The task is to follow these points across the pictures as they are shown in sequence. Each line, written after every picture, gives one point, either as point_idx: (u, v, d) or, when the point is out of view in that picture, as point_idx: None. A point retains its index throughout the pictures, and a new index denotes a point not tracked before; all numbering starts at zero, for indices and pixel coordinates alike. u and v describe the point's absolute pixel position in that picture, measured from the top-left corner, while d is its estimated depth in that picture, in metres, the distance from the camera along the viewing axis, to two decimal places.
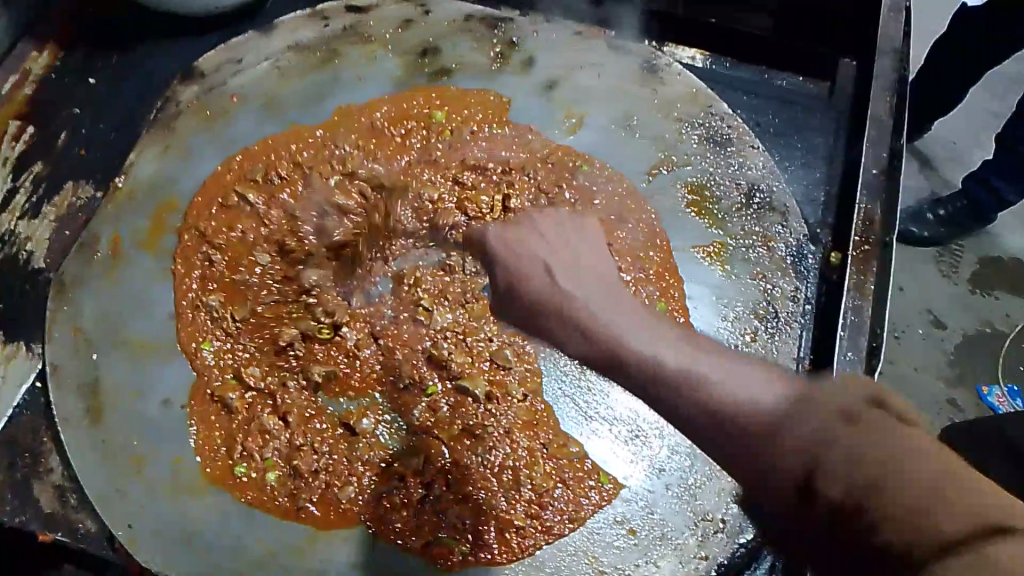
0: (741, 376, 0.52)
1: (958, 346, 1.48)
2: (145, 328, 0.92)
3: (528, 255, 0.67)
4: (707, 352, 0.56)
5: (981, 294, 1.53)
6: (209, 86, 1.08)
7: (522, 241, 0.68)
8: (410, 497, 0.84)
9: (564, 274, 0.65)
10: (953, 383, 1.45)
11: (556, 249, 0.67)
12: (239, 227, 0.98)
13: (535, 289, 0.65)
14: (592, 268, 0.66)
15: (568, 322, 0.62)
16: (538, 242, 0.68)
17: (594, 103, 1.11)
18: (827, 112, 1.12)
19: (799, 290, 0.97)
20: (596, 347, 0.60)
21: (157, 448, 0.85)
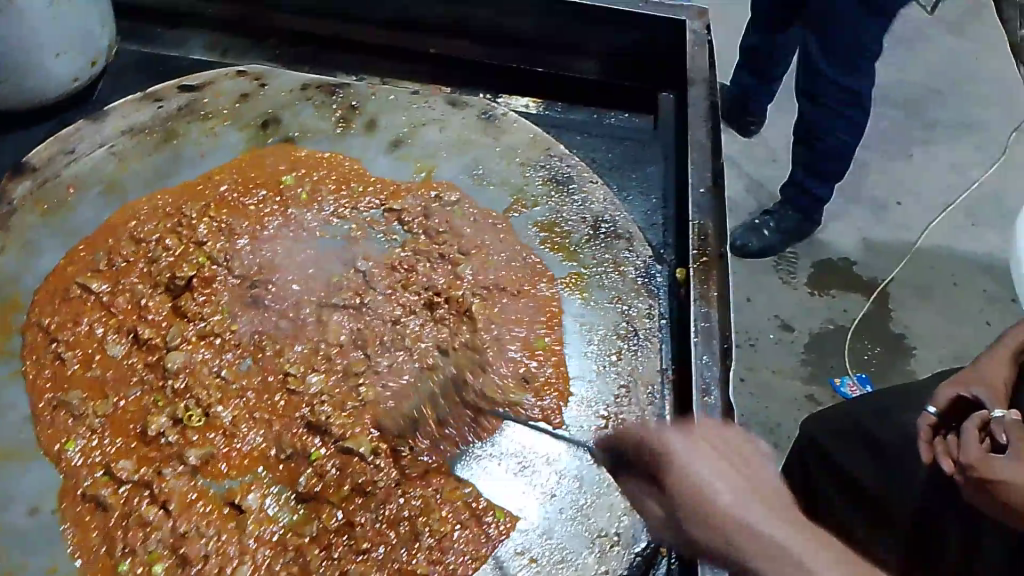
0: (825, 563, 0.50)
1: (808, 346, 1.58)
2: (3, 433, 0.88)
3: (700, 475, 0.58)
4: (801, 527, 0.53)
5: (824, 295, 1.65)
6: (43, 178, 1.05)
7: (679, 447, 0.60)
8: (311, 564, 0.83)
9: (718, 472, 0.58)
10: (810, 379, 1.54)
11: (716, 459, 0.59)
12: (91, 318, 0.98)
13: (688, 496, 0.57)
14: (737, 458, 0.60)
15: (772, 564, 0.52)
16: (698, 447, 0.60)
17: (441, 158, 1.16)
18: (657, 143, 1.21)
19: (655, 309, 1.03)
20: (683, 490, 0.58)
21: (27, 557, 0.80)
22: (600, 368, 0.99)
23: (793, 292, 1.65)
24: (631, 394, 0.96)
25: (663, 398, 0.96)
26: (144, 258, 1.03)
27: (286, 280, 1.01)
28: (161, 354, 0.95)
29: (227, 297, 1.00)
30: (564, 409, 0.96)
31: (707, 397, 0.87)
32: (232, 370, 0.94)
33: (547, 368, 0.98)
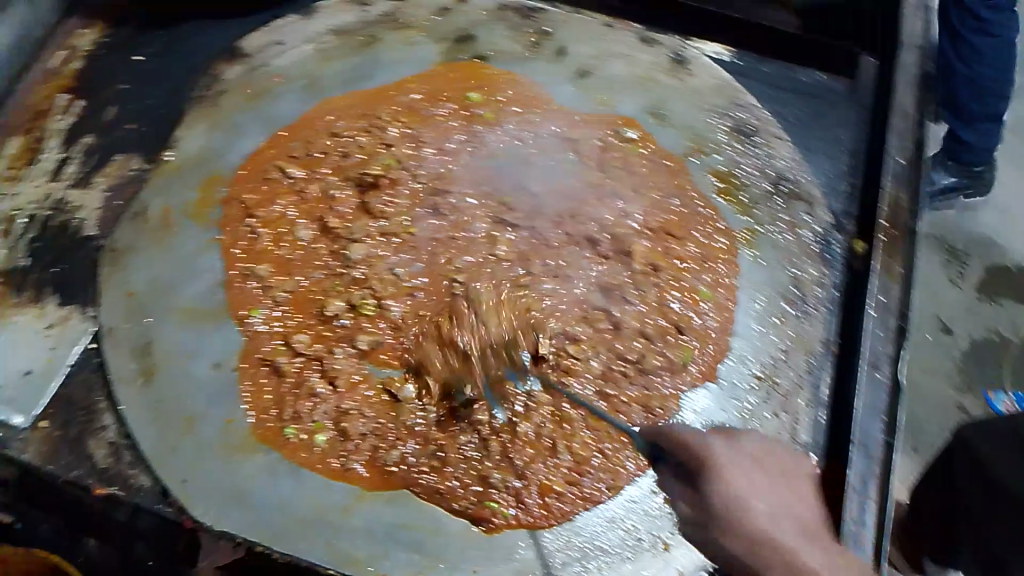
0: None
1: (965, 352, 1.55)
2: (196, 292, 0.95)
3: (740, 491, 0.73)
4: (804, 536, 0.73)
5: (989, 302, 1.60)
6: (253, 65, 1.13)
7: (751, 496, 0.73)
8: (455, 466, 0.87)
9: (767, 514, 0.73)
10: (962, 389, 1.51)
11: (765, 491, 0.74)
12: (283, 201, 1.02)
13: (743, 532, 0.72)
14: (777, 496, 0.74)
15: (769, 549, 0.71)
16: (737, 479, 0.73)
17: (628, 93, 1.15)
18: (853, 105, 1.16)
19: (826, 278, 1.01)
20: (742, 528, 0.72)
21: (208, 408, 0.89)
22: (761, 326, 0.98)
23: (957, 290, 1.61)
24: (790, 355, 0.96)
25: (821, 366, 0.96)
26: (333, 152, 1.06)
27: (464, 194, 1.04)
28: (342, 245, 0.99)
29: (410, 203, 1.03)
30: (721, 361, 0.96)
31: (875, 373, 0.85)
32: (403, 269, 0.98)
33: (710, 319, 0.98)
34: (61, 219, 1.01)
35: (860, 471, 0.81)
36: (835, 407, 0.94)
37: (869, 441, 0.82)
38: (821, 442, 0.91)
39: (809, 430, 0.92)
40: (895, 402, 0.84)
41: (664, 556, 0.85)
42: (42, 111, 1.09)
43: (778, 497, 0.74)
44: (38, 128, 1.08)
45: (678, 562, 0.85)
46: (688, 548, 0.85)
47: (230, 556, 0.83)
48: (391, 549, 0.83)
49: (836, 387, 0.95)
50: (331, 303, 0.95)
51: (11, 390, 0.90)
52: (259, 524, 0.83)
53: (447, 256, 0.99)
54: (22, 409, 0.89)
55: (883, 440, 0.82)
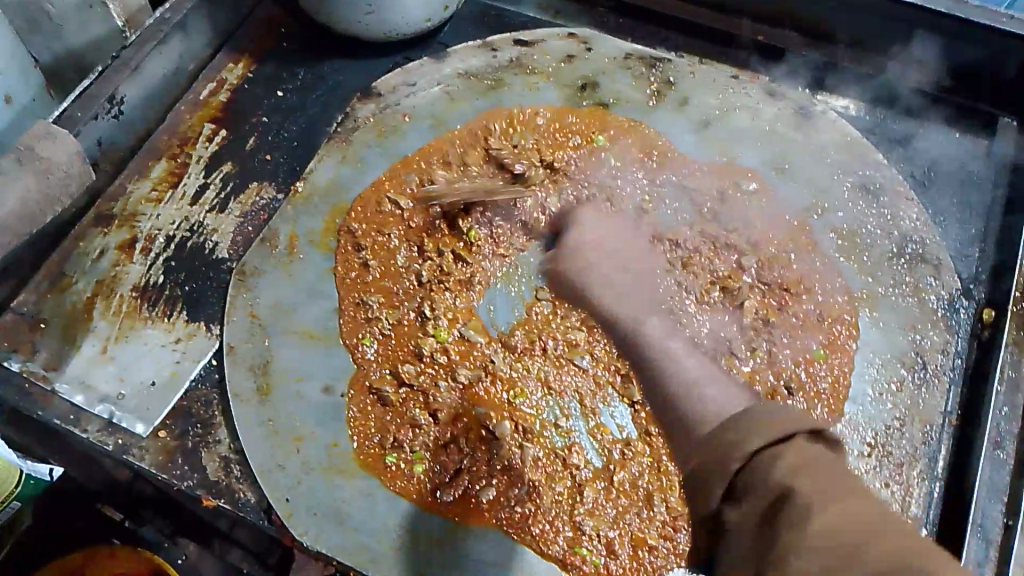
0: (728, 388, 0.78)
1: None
2: (313, 318, 0.99)
3: (576, 234, 0.94)
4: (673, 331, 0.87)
5: None
6: (386, 104, 1.16)
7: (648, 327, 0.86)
8: (547, 509, 0.87)
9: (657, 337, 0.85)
10: None
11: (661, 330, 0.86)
12: (401, 235, 1.06)
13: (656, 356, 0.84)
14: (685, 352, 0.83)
15: (606, 292, 0.86)
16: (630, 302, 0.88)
17: (751, 146, 1.13)
18: (988, 171, 1.12)
19: (951, 347, 0.96)
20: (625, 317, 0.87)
21: (314, 431, 0.92)
22: (875, 392, 0.94)
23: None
24: (905, 426, 0.92)
25: (938, 440, 0.91)
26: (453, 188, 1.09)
27: None
28: (455, 280, 1.02)
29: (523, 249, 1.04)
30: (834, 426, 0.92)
31: (997, 451, 0.81)
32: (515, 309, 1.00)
33: (823, 383, 0.94)
34: (196, 241, 1.07)
35: (973, 554, 0.76)
36: (951, 484, 0.89)
37: (986, 522, 0.78)
38: (933, 518, 0.87)
39: (921, 504, 0.87)
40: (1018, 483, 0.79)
41: None
42: (188, 138, 1.16)
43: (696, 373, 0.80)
44: (184, 154, 1.14)
45: None
46: None
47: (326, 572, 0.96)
48: None
49: (953, 461, 0.90)
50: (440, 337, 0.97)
51: (137, 399, 0.95)
52: (355, 548, 0.84)
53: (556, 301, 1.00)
54: (144, 419, 0.94)
55: (1000, 524, 0.77)
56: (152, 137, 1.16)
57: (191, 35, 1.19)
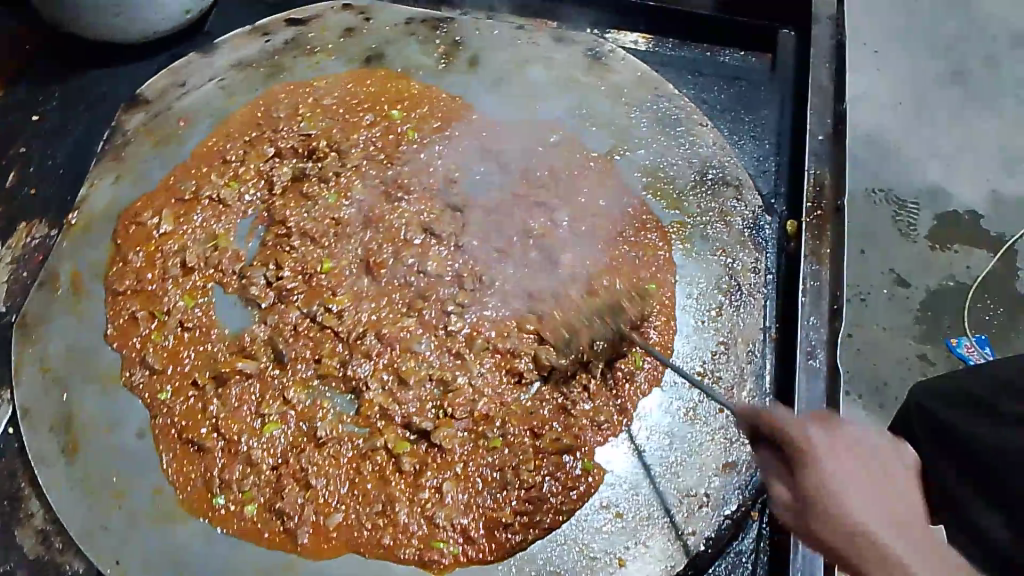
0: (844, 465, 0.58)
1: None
2: (114, 360, 0.92)
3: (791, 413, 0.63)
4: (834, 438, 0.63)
5: (944, 252, 1.44)
6: (156, 111, 1.07)
7: (823, 444, 0.58)
8: (397, 509, 0.84)
9: (869, 507, 0.55)
10: (922, 339, 1.36)
11: (858, 463, 0.58)
12: (193, 252, 0.98)
13: (829, 515, 0.56)
14: (882, 476, 0.58)
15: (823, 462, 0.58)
16: (851, 465, 0.58)
17: (546, 95, 1.11)
18: (774, 84, 1.14)
19: (762, 264, 0.99)
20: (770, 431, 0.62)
21: (135, 480, 0.85)
22: (697, 322, 0.96)
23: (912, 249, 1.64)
24: (729, 350, 0.94)
25: (762, 356, 0.93)
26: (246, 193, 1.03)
27: (385, 214, 1.01)
28: (262, 290, 0.96)
29: (332, 246, 0.99)
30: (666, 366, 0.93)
31: (811, 359, 0.82)
32: (328, 313, 0.95)
33: (654, 325, 0.95)
34: None
35: None
36: (780, 397, 0.91)
37: None
38: None
39: None
40: (834, 388, 0.81)
41: (619, 572, 0.81)
42: None
43: (874, 463, 0.58)
44: None
45: None
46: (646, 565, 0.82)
47: None
48: None
49: (778, 373, 0.92)
50: (258, 362, 0.92)
51: None
52: None
53: (374, 298, 0.96)
54: None
55: None
56: None
57: None
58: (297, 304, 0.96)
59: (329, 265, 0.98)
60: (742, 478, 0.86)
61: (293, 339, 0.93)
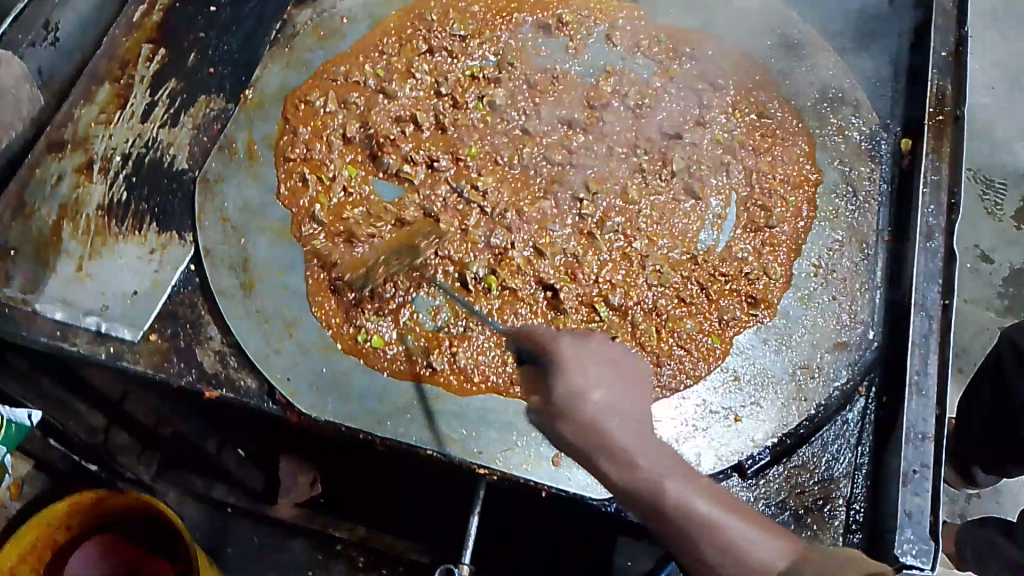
0: (595, 380, 0.68)
1: (1006, 279, 1.69)
2: (283, 216, 1.02)
3: (582, 369, 0.68)
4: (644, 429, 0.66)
5: (1004, 238, 1.72)
6: (322, 8, 1.18)
7: (573, 356, 0.70)
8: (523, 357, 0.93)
9: (615, 409, 0.66)
10: (1002, 313, 1.66)
11: (603, 366, 0.69)
12: (357, 127, 1.09)
13: (585, 426, 0.65)
14: (635, 406, 0.67)
15: (581, 420, 0.66)
16: (594, 383, 0.67)
17: (675, 16, 1.19)
18: (897, 15, 1.17)
19: (878, 174, 1.06)
20: (574, 399, 0.67)
21: (303, 315, 0.96)
22: (822, 221, 1.03)
23: (997, 223, 1.73)
24: (845, 248, 1.01)
25: (880, 255, 1.00)
26: (405, 82, 1.13)
27: (523, 109, 1.11)
28: (414, 170, 1.05)
29: (480, 136, 1.09)
30: (794, 260, 1.00)
31: (930, 242, 0.88)
32: (474, 190, 1.04)
33: (783, 228, 1.02)
34: (154, 155, 1.08)
35: (919, 328, 0.84)
36: (892, 291, 0.98)
37: (928, 304, 0.85)
38: (877, 319, 0.96)
39: (868, 309, 0.96)
40: (951, 263, 0.86)
41: (735, 426, 0.90)
42: (128, 60, 1.15)
43: (633, 390, 0.68)
44: (126, 76, 1.14)
45: (749, 430, 0.90)
46: (762, 420, 0.91)
47: (307, 492, 1.23)
48: (484, 426, 0.89)
49: (890, 269, 0.99)
50: (411, 225, 1.02)
51: (122, 308, 0.98)
52: (358, 412, 0.90)
53: (516, 186, 1.06)
54: (131, 326, 0.97)
55: (940, 300, 0.85)
56: (90, 63, 1.15)
57: None
58: (446, 180, 1.06)
59: (475, 151, 1.08)
60: (852, 356, 0.94)
61: (439, 208, 1.03)
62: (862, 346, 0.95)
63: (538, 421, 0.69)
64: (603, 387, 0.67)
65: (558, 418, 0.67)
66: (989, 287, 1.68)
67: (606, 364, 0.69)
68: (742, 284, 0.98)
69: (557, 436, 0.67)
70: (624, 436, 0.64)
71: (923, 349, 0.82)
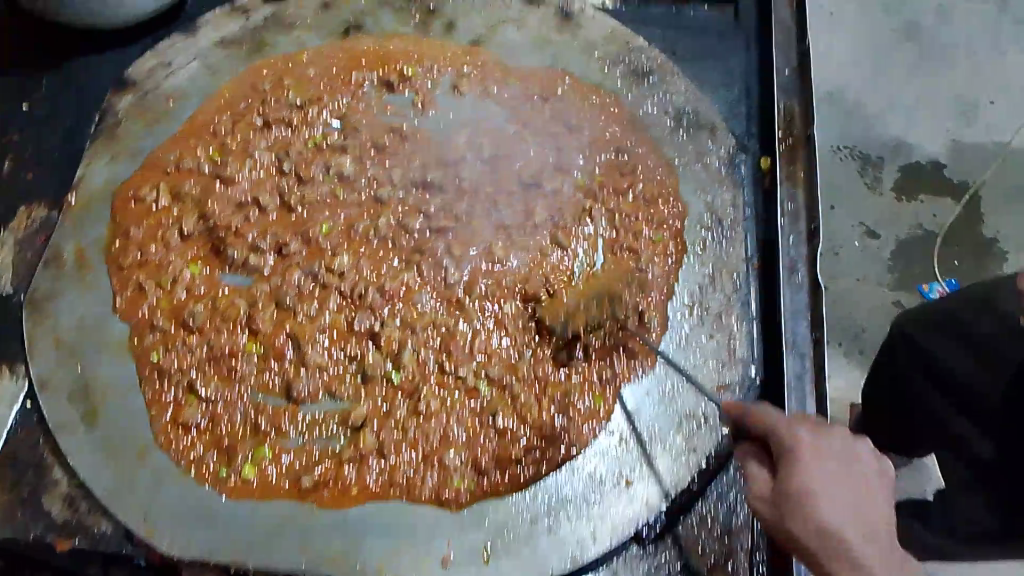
0: (823, 461, 0.68)
1: (894, 253, 1.54)
2: (124, 330, 0.94)
3: (803, 445, 0.69)
4: (852, 492, 0.66)
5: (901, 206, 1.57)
6: (143, 92, 1.07)
7: (805, 435, 0.70)
8: (399, 451, 0.88)
9: (836, 495, 0.66)
10: (896, 287, 1.52)
11: (839, 459, 0.68)
12: (195, 222, 1.01)
13: (809, 500, 0.65)
14: (863, 488, 0.67)
15: (800, 494, 0.66)
16: (820, 464, 0.67)
17: (522, 57, 1.14)
18: (738, 30, 1.17)
19: (741, 198, 1.03)
20: (794, 476, 0.67)
21: (156, 441, 0.89)
22: (689, 255, 1.00)
23: (876, 198, 1.58)
24: (717, 280, 0.98)
25: (751, 284, 0.98)
26: (243, 162, 1.05)
27: (374, 176, 1.04)
28: (263, 258, 0.99)
29: (331, 211, 1.02)
30: (668, 302, 0.97)
31: (794, 276, 0.89)
32: (330, 272, 0.98)
33: (652, 269, 0.99)
34: None
35: (793, 368, 0.85)
36: (767, 321, 0.96)
37: (798, 342, 0.86)
38: (756, 353, 0.94)
39: (745, 345, 0.94)
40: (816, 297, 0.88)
41: (627, 493, 0.87)
42: None
43: (870, 494, 0.67)
44: None
45: (640, 495, 0.87)
46: (652, 481, 0.87)
47: None
48: (367, 535, 0.84)
49: (763, 299, 0.98)
50: (264, 321, 0.95)
51: None
52: (227, 544, 0.83)
53: (376, 262, 0.99)
54: None
55: (808, 339, 0.86)
56: None
57: None
58: (298, 264, 0.98)
59: (327, 228, 1.01)
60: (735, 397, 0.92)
61: (293, 298, 0.96)
62: (744, 385, 0.93)
63: (759, 504, 0.70)
64: (832, 465, 0.68)
65: (781, 485, 0.68)
66: (876, 263, 1.53)
67: (841, 449, 0.69)
68: (618, 335, 0.93)
69: (789, 520, 0.66)
70: (830, 505, 0.65)
71: (799, 390, 0.84)
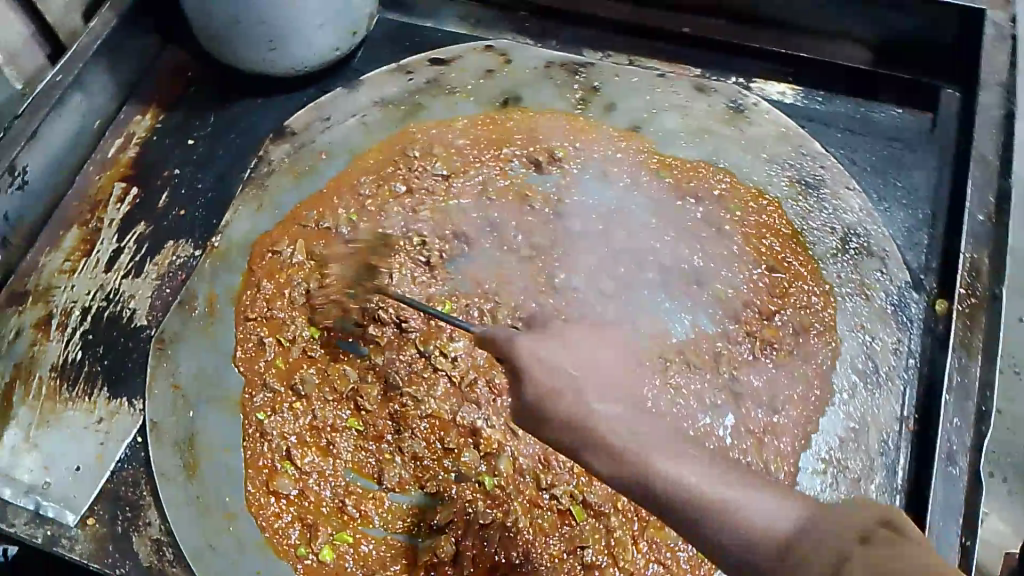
0: (558, 331, 0.85)
1: None
2: (239, 383, 0.95)
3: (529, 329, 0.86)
4: (604, 353, 0.82)
5: None
6: (299, 143, 1.09)
7: (537, 320, 0.88)
8: (476, 565, 0.84)
9: (566, 332, 0.82)
10: None
11: (573, 326, 0.85)
12: (319, 284, 1.00)
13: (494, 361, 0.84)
14: (613, 349, 0.84)
15: None
16: (562, 326, 0.86)
17: (681, 148, 1.07)
18: (930, 147, 1.05)
19: (905, 346, 0.92)
20: (523, 353, 0.84)
21: (246, 506, 0.88)
22: (834, 401, 0.90)
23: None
24: (860, 436, 0.88)
25: (900, 448, 0.87)
26: (377, 229, 1.04)
27: (504, 260, 1.00)
28: (381, 331, 0.96)
29: (455, 292, 0.99)
30: (801, 453, 0.88)
31: (950, 466, 0.79)
32: (443, 358, 0.94)
33: (787, 413, 0.89)
34: (113, 310, 1.02)
35: None
36: (914, 494, 0.85)
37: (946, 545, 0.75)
38: None
39: None
40: (973, 498, 0.77)
41: None
42: (99, 201, 1.10)
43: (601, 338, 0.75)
44: (95, 220, 1.09)
45: None
46: None
47: None
48: None
49: (914, 470, 0.86)
50: (369, 398, 0.93)
51: (63, 487, 0.91)
52: None
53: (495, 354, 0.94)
54: (74, 507, 0.91)
55: (955, 544, 0.75)
56: (61, 204, 1.10)
57: (93, 90, 1.11)
58: (413, 342, 0.96)
59: (450, 308, 0.97)
60: None
61: (404, 382, 0.93)
62: None
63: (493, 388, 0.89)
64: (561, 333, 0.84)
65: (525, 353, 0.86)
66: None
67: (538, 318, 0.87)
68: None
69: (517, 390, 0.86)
70: (516, 353, 0.82)
71: None
